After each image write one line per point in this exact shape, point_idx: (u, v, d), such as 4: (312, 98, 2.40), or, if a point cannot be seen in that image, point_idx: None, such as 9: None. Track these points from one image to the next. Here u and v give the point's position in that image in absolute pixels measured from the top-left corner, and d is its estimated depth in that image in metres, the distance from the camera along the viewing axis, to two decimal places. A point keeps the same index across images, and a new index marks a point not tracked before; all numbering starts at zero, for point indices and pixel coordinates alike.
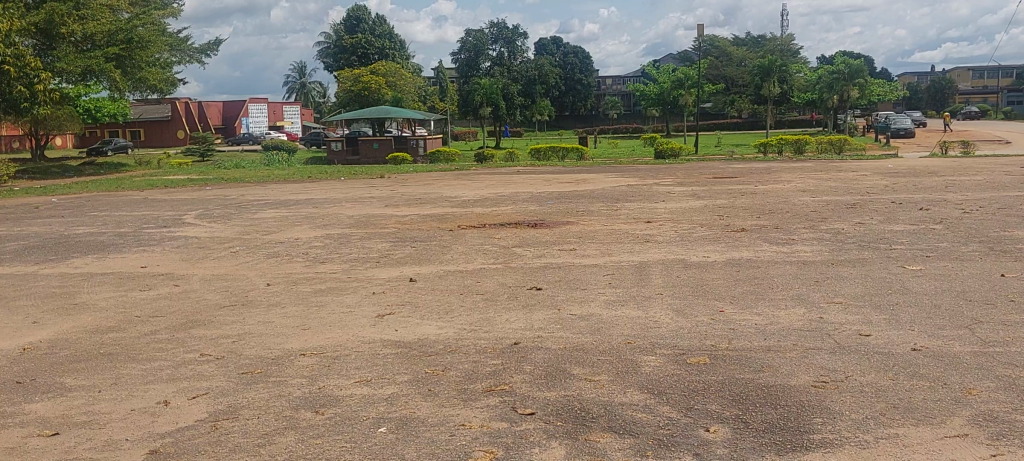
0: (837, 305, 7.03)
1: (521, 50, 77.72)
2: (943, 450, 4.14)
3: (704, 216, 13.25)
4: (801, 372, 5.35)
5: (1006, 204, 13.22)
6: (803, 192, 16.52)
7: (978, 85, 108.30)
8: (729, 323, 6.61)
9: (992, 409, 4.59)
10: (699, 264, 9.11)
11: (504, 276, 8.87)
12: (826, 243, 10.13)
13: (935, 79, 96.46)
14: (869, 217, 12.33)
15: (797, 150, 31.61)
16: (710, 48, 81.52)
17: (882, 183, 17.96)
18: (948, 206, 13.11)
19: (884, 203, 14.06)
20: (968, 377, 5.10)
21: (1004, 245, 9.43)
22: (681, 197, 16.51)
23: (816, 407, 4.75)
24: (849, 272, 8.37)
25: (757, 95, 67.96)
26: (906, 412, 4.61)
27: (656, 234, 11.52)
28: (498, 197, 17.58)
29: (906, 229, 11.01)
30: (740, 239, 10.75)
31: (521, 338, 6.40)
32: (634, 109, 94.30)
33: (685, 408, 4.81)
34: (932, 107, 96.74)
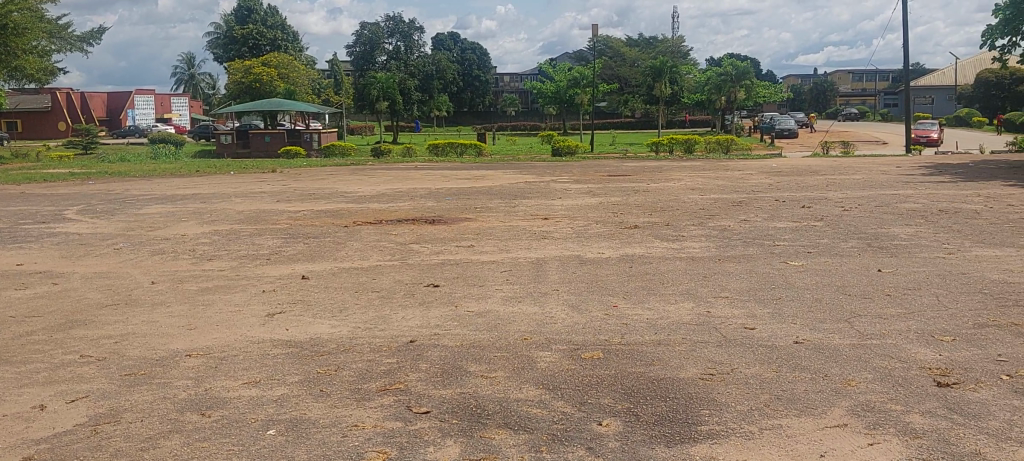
0: (723, 300, 7.22)
1: (418, 44, 77.40)
2: (824, 440, 4.28)
3: (600, 213, 13.38)
4: (689, 365, 5.47)
5: (882, 202, 13.84)
6: (693, 190, 16.89)
7: (856, 89, 113.45)
8: (622, 317, 6.71)
9: (870, 399, 4.77)
10: (593, 260, 9.21)
11: (400, 273, 8.79)
12: (714, 239, 10.41)
13: (817, 82, 100.66)
14: (755, 214, 12.73)
15: (687, 150, 32.42)
16: (605, 48, 82.98)
17: (767, 181, 18.56)
18: (828, 204, 13.66)
19: (769, 201, 14.52)
20: (846, 369, 5.30)
21: (881, 241, 9.86)
22: (576, 194, 16.70)
23: (705, 399, 4.86)
24: (735, 267, 8.61)
25: (648, 95, 69.42)
26: (789, 403, 4.76)
27: (553, 230, 11.59)
28: (394, 193, 17.41)
29: (789, 226, 11.40)
30: (632, 236, 10.93)
31: (416, 336, 6.34)
32: (531, 106, 95.29)
33: (578, 403, 4.86)
34: (814, 108, 101.05)
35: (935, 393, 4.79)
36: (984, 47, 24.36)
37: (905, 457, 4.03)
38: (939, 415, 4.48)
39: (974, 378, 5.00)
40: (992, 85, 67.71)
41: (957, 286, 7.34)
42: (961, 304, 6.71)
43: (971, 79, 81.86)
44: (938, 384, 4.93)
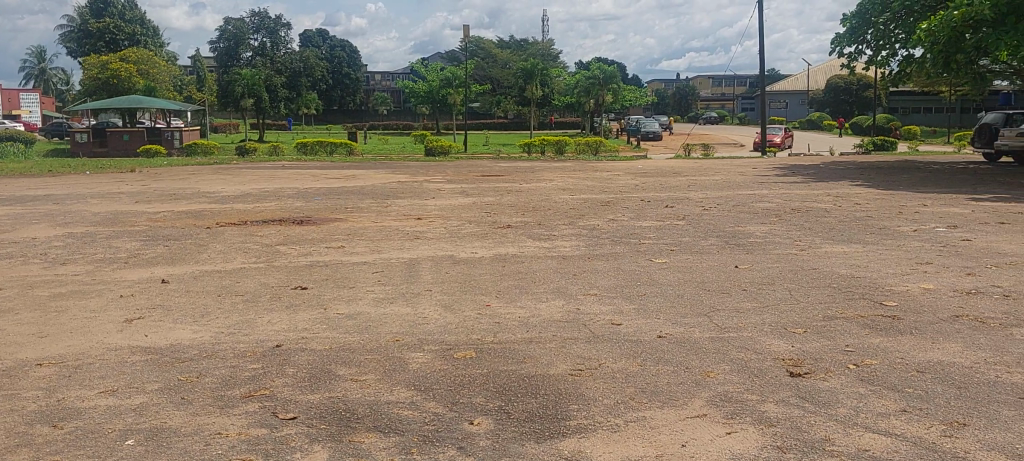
0: (592, 297, 7.38)
1: (285, 41, 75.74)
2: (685, 430, 4.43)
3: (472, 213, 13.45)
4: (559, 362, 5.57)
5: (741, 202, 14.43)
6: (564, 190, 17.17)
7: (715, 94, 118.11)
8: (494, 316, 6.77)
9: (728, 390, 4.98)
10: (466, 260, 9.24)
11: (266, 275, 8.59)
12: (584, 238, 10.62)
13: (680, 86, 104.30)
14: (622, 213, 13.06)
15: (558, 151, 32.91)
16: (476, 49, 83.43)
17: (633, 182, 19.06)
18: (691, 204, 14.15)
19: (635, 201, 14.91)
20: (707, 361, 5.51)
21: (738, 239, 10.27)
22: (449, 194, 16.71)
23: (573, 394, 4.96)
24: (603, 265, 8.82)
25: (520, 96, 70.16)
26: (653, 395, 4.92)
27: (425, 230, 11.56)
28: (260, 193, 17.00)
29: (654, 225, 11.73)
30: (505, 235, 11.02)
31: (283, 341, 6.22)
32: (403, 106, 94.87)
33: (449, 403, 4.87)
34: (677, 112, 104.62)
35: (788, 383, 5.04)
36: (833, 55, 25.76)
37: (761, 444, 4.20)
38: (792, 404, 4.70)
39: (824, 368, 5.29)
40: (841, 90, 71.61)
41: (808, 281, 7.75)
42: (812, 298, 7.09)
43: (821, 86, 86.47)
44: (791, 374, 5.19)
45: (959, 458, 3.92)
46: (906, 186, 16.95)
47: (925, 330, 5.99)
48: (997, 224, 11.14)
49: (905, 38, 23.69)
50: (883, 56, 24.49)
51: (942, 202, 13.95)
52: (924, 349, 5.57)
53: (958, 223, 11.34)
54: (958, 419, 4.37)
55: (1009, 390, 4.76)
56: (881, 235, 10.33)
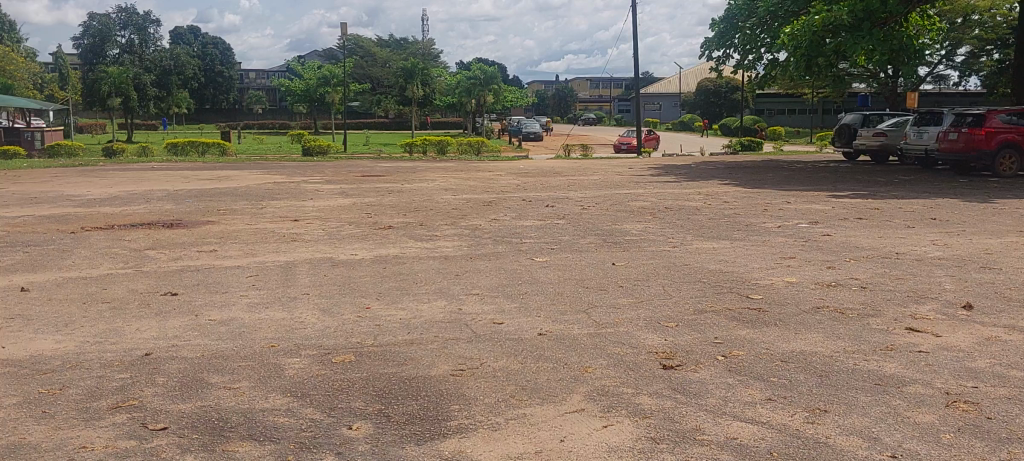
0: (474, 297, 7.41)
1: (154, 38, 73.04)
2: (564, 426, 4.49)
3: (352, 214, 13.29)
4: (440, 363, 5.56)
5: (619, 201, 14.75)
6: (445, 191, 17.15)
7: (593, 96, 120.40)
8: (374, 319, 6.70)
9: (604, 384, 5.08)
10: (345, 263, 9.13)
11: (135, 281, 8.28)
12: (466, 238, 10.63)
13: (559, 88, 105.92)
14: (503, 213, 13.15)
15: (439, 151, 32.84)
16: (355, 47, 82.50)
17: (514, 182, 19.23)
18: (570, 204, 14.38)
19: (517, 201, 15.03)
20: (585, 357, 5.61)
21: (616, 237, 10.50)
22: (328, 195, 16.46)
23: (453, 395, 4.97)
24: (485, 265, 8.87)
25: (400, 96, 69.72)
26: (532, 392, 4.98)
27: (303, 233, 11.36)
28: (128, 196, 16.33)
29: (535, 224, 11.86)
30: (386, 236, 10.94)
31: (153, 349, 6.00)
32: (280, 105, 92.94)
33: (328, 409, 4.80)
34: (556, 113, 106.23)
35: (662, 376, 5.19)
36: (703, 58, 26.62)
37: (635, 436, 4.30)
38: (665, 396, 4.84)
39: (695, 360, 5.47)
40: (711, 92, 74.07)
41: (682, 276, 8.00)
42: (685, 292, 7.31)
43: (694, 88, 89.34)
44: (664, 367, 5.34)
45: (821, 443, 4.12)
46: (773, 185, 17.69)
47: (789, 321, 6.28)
48: (854, 220, 11.75)
49: (770, 42, 24.70)
50: (750, 59, 25.47)
51: (806, 199, 14.62)
52: (787, 339, 5.83)
53: (819, 219, 11.92)
54: (819, 406, 4.60)
55: (865, 377, 5.04)
56: (749, 232, 10.75)
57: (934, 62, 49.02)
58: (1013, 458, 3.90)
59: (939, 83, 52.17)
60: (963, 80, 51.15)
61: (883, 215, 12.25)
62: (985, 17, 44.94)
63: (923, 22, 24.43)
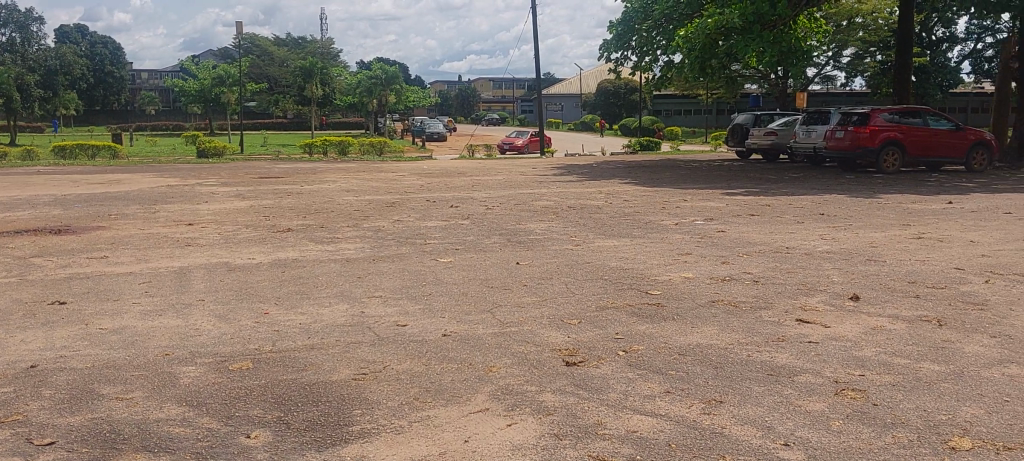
0: (376, 299, 7.33)
1: (37, 37, 69.97)
2: (468, 426, 4.48)
3: (250, 217, 12.99)
4: (342, 367, 5.49)
5: (522, 200, 14.84)
6: (346, 192, 16.93)
7: (496, 97, 120.97)
8: (273, 324, 6.57)
9: (509, 383, 5.09)
10: (243, 267, 8.93)
11: (19, 291, 7.90)
12: (368, 240, 10.52)
13: (461, 88, 106.00)
14: (407, 214, 13.06)
15: (340, 152, 32.40)
16: (251, 48, 80.93)
17: (417, 183, 19.13)
18: (474, 204, 14.39)
19: (420, 201, 14.95)
20: (490, 356, 5.62)
21: (519, 237, 10.55)
22: (225, 198, 16.06)
23: (356, 399, 4.90)
24: (387, 267, 8.79)
25: (300, 96, 68.58)
26: (437, 394, 4.95)
27: (199, 237, 11.06)
28: (10, 201, 15.58)
29: (438, 225, 11.82)
30: (285, 239, 10.74)
31: (38, 361, 5.74)
32: (174, 106, 90.29)
33: (225, 417, 4.68)
34: (459, 113, 106.30)
35: (564, 372, 5.23)
36: (602, 59, 26.99)
37: (539, 433, 4.32)
38: (568, 392, 4.88)
39: (597, 355, 5.54)
40: (611, 93, 75.18)
41: (585, 274, 8.08)
42: (588, 290, 7.40)
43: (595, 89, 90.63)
44: (567, 363, 5.39)
45: (718, 433, 4.22)
46: (670, 183, 18.07)
47: (686, 315, 6.43)
48: (747, 216, 12.11)
49: (666, 45, 25.23)
50: (648, 61, 25.95)
51: (702, 197, 14.99)
52: (685, 333, 5.96)
53: (715, 216, 12.22)
54: (714, 397, 4.71)
55: (759, 367, 5.19)
56: (648, 229, 10.94)
57: (822, 63, 50.93)
58: (897, 441, 4.07)
59: (827, 84, 54.20)
60: (848, 81, 53.28)
61: (775, 211, 12.66)
62: (868, 20, 47.32)
63: (811, 25, 25.35)
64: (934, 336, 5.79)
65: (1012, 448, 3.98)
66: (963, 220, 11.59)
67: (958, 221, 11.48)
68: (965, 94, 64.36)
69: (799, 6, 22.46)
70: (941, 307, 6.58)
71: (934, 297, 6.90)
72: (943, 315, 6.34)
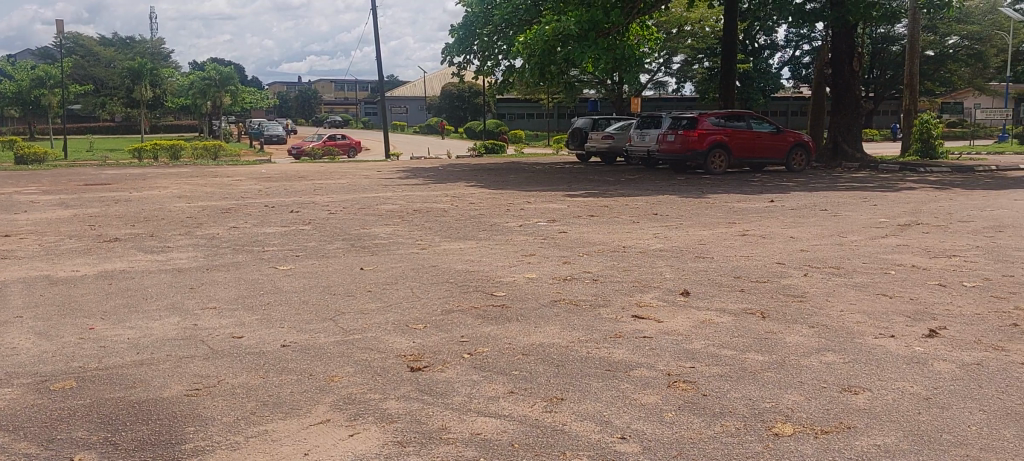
0: (211, 311, 7.06)
1: None
2: (307, 438, 4.38)
3: (72, 227, 12.25)
4: (174, 383, 5.26)
5: (364, 204, 14.68)
6: (179, 198, 16.25)
7: (337, 98, 119.45)
8: (99, 340, 6.22)
9: (350, 392, 5.01)
10: (66, 280, 8.42)
11: None
12: (201, 249, 10.14)
13: (302, 89, 104.12)
14: (243, 221, 12.66)
15: (173, 156, 31.07)
16: (74, 48, 76.56)
17: (255, 188, 18.60)
18: (315, 208, 14.12)
19: (258, 207, 14.53)
20: (331, 366, 5.51)
21: (362, 242, 10.42)
22: (45, 207, 15.09)
23: (189, 416, 4.71)
24: (223, 276, 8.49)
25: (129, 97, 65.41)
26: (275, 407, 4.82)
27: (15, 249, 10.34)
28: None
29: (277, 231, 11.54)
30: (112, 250, 10.20)
31: None
32: None
33: (46, 441, 4.39)
34: (299, 115, 104.22)
35: (408, 378, 5.20)
36: (444, 63, 27.04)
37: (381, 442, 4.28)
38: (412, 398, 4.86)
39: (440, 360, 5.53)
40: (455, 97, 76.19)
41: (428, 278, 8.06)
42: (431, 294, 7.39)
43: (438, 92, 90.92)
44: (411, 369, 5.36)
45: (558, 430, 4.30)
46: (513, 185, 18.32)
47: (530, 316, 6.52)
48: (587, 218, 12.41)
49: (507, 50, 25.54)
50: (489, 66, 26.19)
51: (544, 199, 15.26)
52: (528, 333, 6.04)
53: (557, 217, 12.47)
54: (556, 394, 4.80)
55: (597, 364, 5.34)
56: (492, 231, 11.05)
57: (654, 69, 53.00)
58: (725, 429, 4.27)
59: (660, 89, 56.36)
60: (680, 86, 55.63)
61: (614, 211, 13.06)
62: (696, 28, 49.38)
63: (643, 32, 26.33)
64: (759, 327, 6.11)
65: (828, 430, 4.25)
66: (785, 217, 12.30)
67: (779, 218, 12.18)
68: (786, 98, 68.53)
69: (631, 15, 23.28)
70: (765, 300, 6.95)
71: (758, 290, 7.29)
72: (766, 307, 6.70)
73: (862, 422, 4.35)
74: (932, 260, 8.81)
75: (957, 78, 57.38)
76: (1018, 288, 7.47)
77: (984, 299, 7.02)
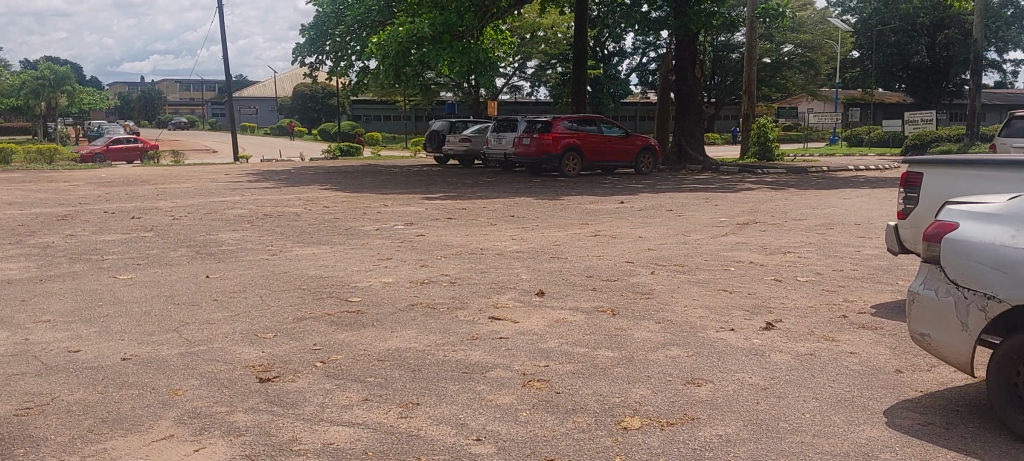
0: (43, 325, 6.65)
1: None
2: (150, 455, 4.20)
3: None
4: (3, 403, 4.93)
5: (212, 209, 14.19)
6: (8, 205, 15.24)
7: (182, 100, 115.01)
8: None
9: (196, 406, 4.83)
10: None
11: None
12: (33, 258, 9.55)
13: (144, 89, 99.63)
14: (80, 228, 12.00)
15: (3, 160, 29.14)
16: None
17: (94, 193, 17.64)
18: (158, 214, 13.53)
19: (97, 214, 13.80)
20: (175, 379, 5.30)
21: (210, 248, 10.07)
22: None
23: (20, 438, 4.43)
24: (58, 287, 8.02)
25: None
26: (114, 424, 4.59)
27: None
28: None
29: (118, 238, 11.00)
30: None
31: None
32: None
33: None
34: (142, 117, 99.64)
35: (257, 389, 5.06)
36: (295, 64, 26.47)
37: (229, 456, 4.14)
38: (261, 410, 4.73)
39: (291, 369, 5.41)
40: (308, 97, 74.78)
41: (279, 285, 7.87)
42: (283, 301, 7.22)
43: (289, 93, 88.94)
44: (261, 380, 5.21)
45: (413, 435, 4.28)
46: (369, 188, 18.13)
47: (385, 321, 6.46)
48: (443, 220, 12.43)
49: (360, 51, 25.28)
50: (342, 66, 25.84)
51: (400, 202, 15.18)
52: (383, 339, 5.99)
53: (413, 220, 12.44)
54: (411, 400, 4.78)
55: (453, 366, 5.34)
56: (347, 236, 10.90)
57: (509, 73, 53.56)
58: (577, 426, 4.36)
59: (515, 93, 57.00)
60: (534, 90, 56.45)
61: (469, 214, 13.13)
62: (549, 33, 50.30)
63: (497, 35, 26.64)
64: (609, 325, 6.28)
65: (674, 422, 4.41)
66: (634, 218, 12.69)
67: (628, 219, 12.56)
68: (635, 103, 70.75)
69: (482, 17, 23.58)
70: (616, 297, 7.15)
71: (609, 289, 7.49)
72: (617, 305, 6.89)
73: (705, 414, 4.53)
74: (769, 256, 9.28)
75: (791, 84, 60.69)
76: (847, 281, 7.97)
77: (816, 292, 7.45)
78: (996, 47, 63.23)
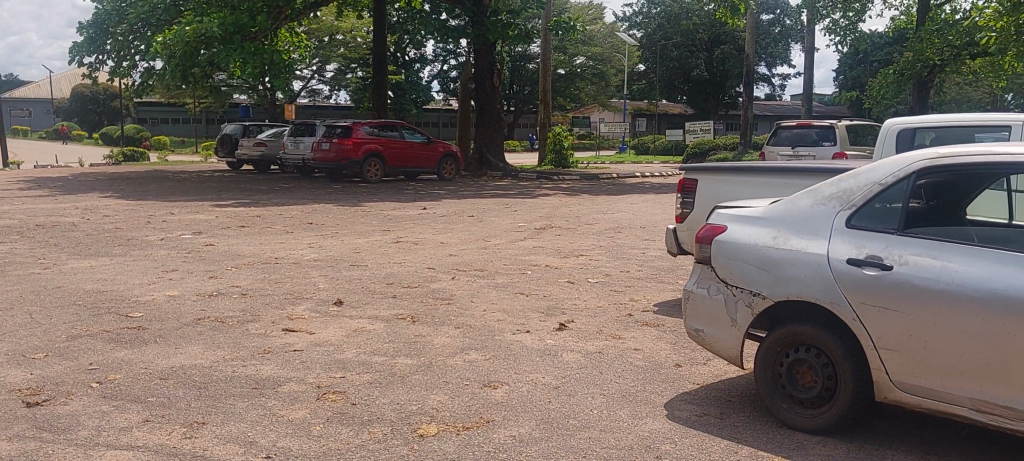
0: None
1: None
2: None
3: None
4: None
5: None
6: None
7: None
8: None
9: None
10: None
11: None
12: None
13: None
14: None
15: None
16: None
17: None
18: None
19: None
20: None
21: None
22: None
23: None
24: None
25: None
26: None
27: None
28: None
29: None
30: None
31: None
32: None
33: None
34: None
35: (24, 415, 4.68)
36: (72, 63, 24.75)
37: None
38: (28, 437, 4.37)
39: (63, 392, 5.04)
40: (88, 99, 70.12)
41: (52, 301, 7.32)
42: (56, 318, 6.72)
43: (67, 94, 83.11)
44: (27, 405, 4.82)
45: (198, 457, 4.10)
46: (156, 196, 17.20)
47: (170, 337, 6.16)
48: (236, 229, 12.00)
49: (145, 50, 24.04)
50: (125, 67, 24.43)
51: (189, 210, 14.51)
52: (167, 356, 5.71)
53: (202, 229, 11.94)
54: (197, 419, 4.58)
55: (243, 382, 5.16)
56: (130, 246, 10.31)
57: (307, 77, 52.55)
58: (373, 437, 4.33)
59: (314, 97, 55.92)
60: (333, 94, 55.58)
61: (263, 222, 12.74)
62: (348, 37, 49.74)
63: (292, 38, 26.09)
64: (409, 332, 6.28)
65: (470, 426, 4.46)
66: (435, 223, 12.78)
67: (429, 225, 12.63)
68: (436, 110, 71.21)
69: (276, 18, 23.07)
70: (414, 304, 7.15)
71: (408, 296, 7.49)
72: (416, 312, 6.90)
73: (499, 416, 4.61)
74: (562, 259, 9.61)
75: (584, 93, 63.04)
76: (633, 281, 8.37)
77: (605, 293, 7.78)
78: (766, 62, 68.49)
